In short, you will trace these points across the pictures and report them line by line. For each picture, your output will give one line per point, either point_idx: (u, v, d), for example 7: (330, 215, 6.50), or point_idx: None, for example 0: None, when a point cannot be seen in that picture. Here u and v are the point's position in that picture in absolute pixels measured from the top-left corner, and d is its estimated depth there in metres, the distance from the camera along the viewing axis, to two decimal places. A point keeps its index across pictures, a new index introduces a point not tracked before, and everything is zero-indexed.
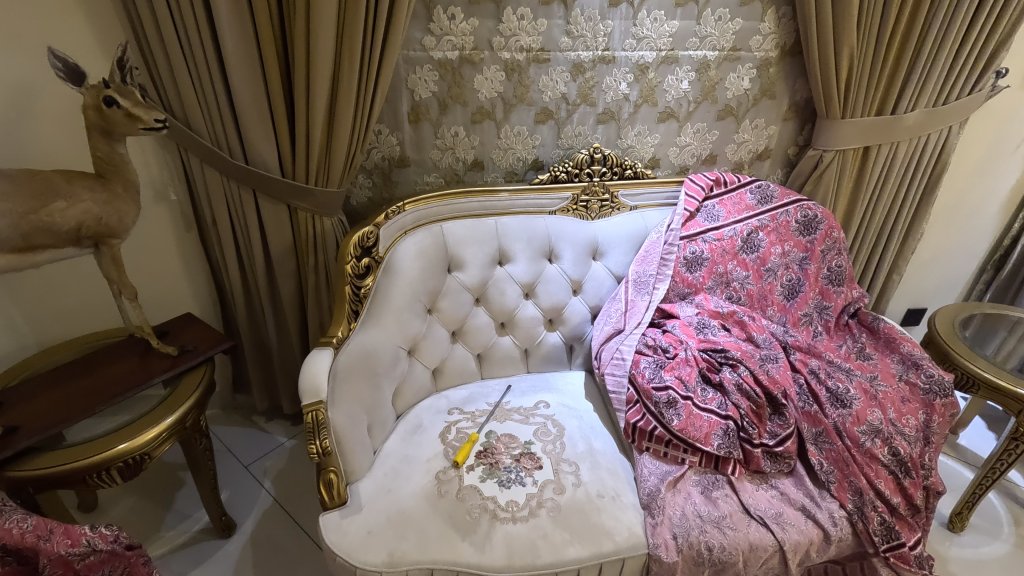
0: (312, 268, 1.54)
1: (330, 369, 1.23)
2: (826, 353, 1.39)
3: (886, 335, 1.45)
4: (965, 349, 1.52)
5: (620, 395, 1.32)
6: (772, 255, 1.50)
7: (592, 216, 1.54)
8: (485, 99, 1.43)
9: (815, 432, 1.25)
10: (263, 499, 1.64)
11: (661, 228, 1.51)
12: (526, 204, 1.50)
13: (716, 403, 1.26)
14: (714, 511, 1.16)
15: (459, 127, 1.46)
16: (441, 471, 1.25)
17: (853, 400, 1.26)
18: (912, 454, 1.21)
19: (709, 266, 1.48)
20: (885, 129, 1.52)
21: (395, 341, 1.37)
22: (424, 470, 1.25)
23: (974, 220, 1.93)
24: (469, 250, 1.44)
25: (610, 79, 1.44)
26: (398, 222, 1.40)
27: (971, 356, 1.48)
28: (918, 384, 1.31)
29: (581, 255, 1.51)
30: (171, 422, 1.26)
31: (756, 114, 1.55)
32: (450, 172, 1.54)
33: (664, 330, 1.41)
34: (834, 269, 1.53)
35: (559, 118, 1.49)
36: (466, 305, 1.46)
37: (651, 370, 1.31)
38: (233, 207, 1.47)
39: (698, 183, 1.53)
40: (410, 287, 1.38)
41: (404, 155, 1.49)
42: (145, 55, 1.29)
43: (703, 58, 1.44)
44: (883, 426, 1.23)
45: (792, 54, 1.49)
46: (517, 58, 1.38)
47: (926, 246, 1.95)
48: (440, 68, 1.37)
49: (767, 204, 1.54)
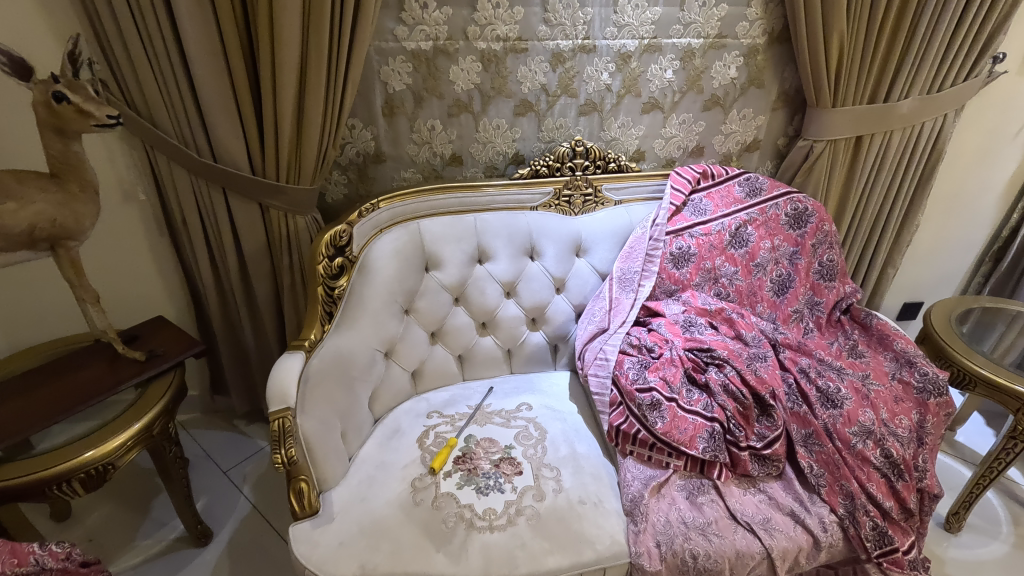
0: (288, 268, 1.49)
1: (302, 374, 1.19)
2: (817, 351, 1.34)
3: (880, 332, 1.39)
4: (962, 345, 1.47)
5: (604, 397, 1.28)
6: (761, 249, 1.47)
7: (575, 211, 1.49)
8: (461, 91, 1.38)
9: (805, 434, 1.19)
10: (242, 506, 1.60)
11: (647, 223, 1.46)
12: (506, 200, 1.45)
13: (701, 404, 1.21)
14: (699, 517, 1.12)
15: (435, 120, 1.41)
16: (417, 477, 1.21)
17: (844, 400, 1.21)
18: (905, 456, 1.16)
19: (696, 262, 1.45)
20: (879, 118, 1.46)
21: (371, 344, 1.33)
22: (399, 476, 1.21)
23: (971, 210, 1.87)
24: (447, 248, 1.40)
25: (591, 68, 1.39)
26: (373, 220, 1.36)
27: (968, 352, 1.43)
28: (912, 383, 1.26)
29: (563, 252, 1.46)
30: (138, 430, 1.21)
31: (744, 103, 1.49)
32: (428, 168, 1.48)
33: (650, 329, 1.37)
34: (825, 263, 1.48)
35: (539, 110, 1.43)
36: (445, 305, 1.42)
37: (635, 370, 1.27)
38: (204, 207, 1.42)
39: (684, 176, 1.49)
40: (385, 288, 1.34)
41: (380, 150, 1.44)
42: (105, 49, 1.24)
43: (687, 46, 1.38)
44: (875, 427, 1.18)
45: (780, 40, 1.43)
46: (494, 47, 1.33)
47: (922, 238, 1.89)
48: (413, 59, 1.32)
49: (756, 197, 1.49)
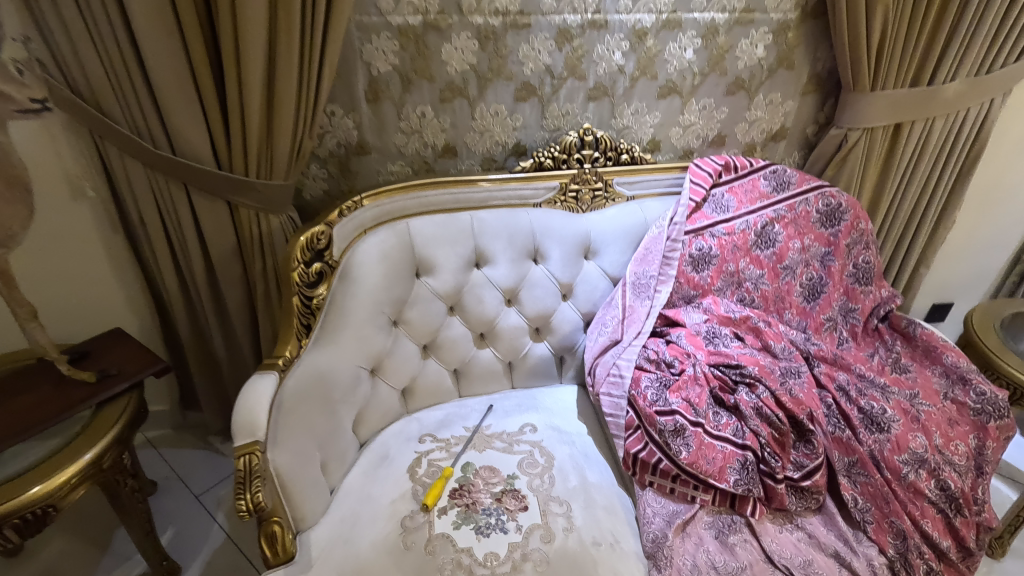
0: (261, 274, 1.33)
1: (274, 398, 1.04)
2: (856, 366, 1.20)
3: (925, 343, 1.25)
4: (999, 347, 1.35)
5: (619, 419, 1.14)
6: (790, 250, 1.32)
7: (583, 209, 1.33)
8: (455, 73, 1.22)
9: (848, 462, 1.05)
10: (215, 535, 1.45)
11: (664, 221, 1.31)
12: (507, 195, 1.29)
13: (731, 430, 1.06)
14: (731, 561, 0.97)
15: (426, 106, 1.25)
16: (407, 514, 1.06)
17: (891, 423, 1.07)
18: (963, 488, 1.02)
19: (718, 264, 1.31)
20: (922, 103, 1.31)
21: (355, 360, 1.18)
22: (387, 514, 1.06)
23: (1007, 205, 1.73)
24: (441, 251, 1.24)
25: (602, 47, 1.23)
26: (356, 220, 1.20)
27: (1003, 354, 1.32)
28: (967, 404, 1.12)
29: (570, 254, 1.30)
30: (89, 461, 1.05)
31: (771, 87, 1.33)
32: (418, 160, 1.32)
33: (668, 341, 1.22)
34: (861, 266, 1.33)
35: (542, 94, 1.27)
36: (439, 315, 1.26)
37: (654, 390, 1.12)
38: (164, 206, 1.25)
39: (705, 168, 1.33)
40: (370, 297, 1.18)
41: (363, 140, 1.27)
42: (39, 23, 1.06)
43: (711, 22, 1.22)
44: (929, 455, 1.04)
45: (815, 15, 1.26)
46: (492, 23, 1.17)
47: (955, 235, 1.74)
48: (400, 36, 1.15)
49: (784, 191, 1.34)
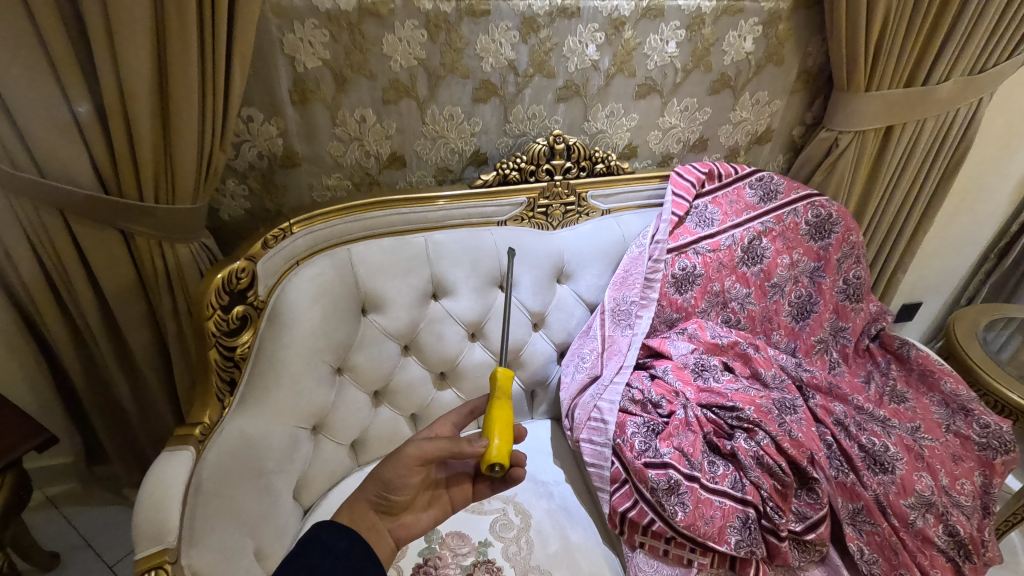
0: (170, 313, 1.09)
1: (191, 479, 0.85)
2: (853, 397, 1.11)
3: (921, 367, 1.18)
4: (973, 348, 1.33)
5: (603, 471, 1.01)
6: (779, 266, 1.21)
7: (553, 225, 1.17)
8: (400, 69, 1.01)
9: (853, 509, 0.96)
10: None
11: (643, 239, 1.17)
12: (466, 213, 1.10)
13: (728, 482, 0.95)
14: None
15: (366, 109, 1.04)
16: (377, 501, 0.73)
17: (895, 462, 0.99)
18: (972, 531, 0.95)
19: (702, 284, 1.17)
20: (916, 103, 1.20)
21: (292, 420, 0.99)
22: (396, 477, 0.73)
23: (996, 204, 1.60)
24: (391, 283, 1.05)
25: (573, 39, 1.05)
26: (286, 250, 0.99)
27: (974, 350, 1.32)
28: (970, 437, 1.05)
29: (542, 279, 1.14)
30: None
31: (757, 85, 1.19)
32: (359, 173, 1.11)
33: (654, 376, 1.09)
34: (851, 281, 1.24)
35: (505, 94, 1.08)
36: (392, 358, 1.08)
37: (643, 438, 1.00)
38: (34, 235, 0.99)
39: (687, 177, 1.19)
40: (307, 345, 0.98)
41: (290, 149, 1.05)
42: None
43: (697, 10, 1.06)
44: (936, 497, 0.96)
45: (809, 4, 1.12)
46: (443, 9, 0.97)
47: (944, 234, 1.62)
48: (331, 24, 0.93)
49: (771, 202, 1.22)
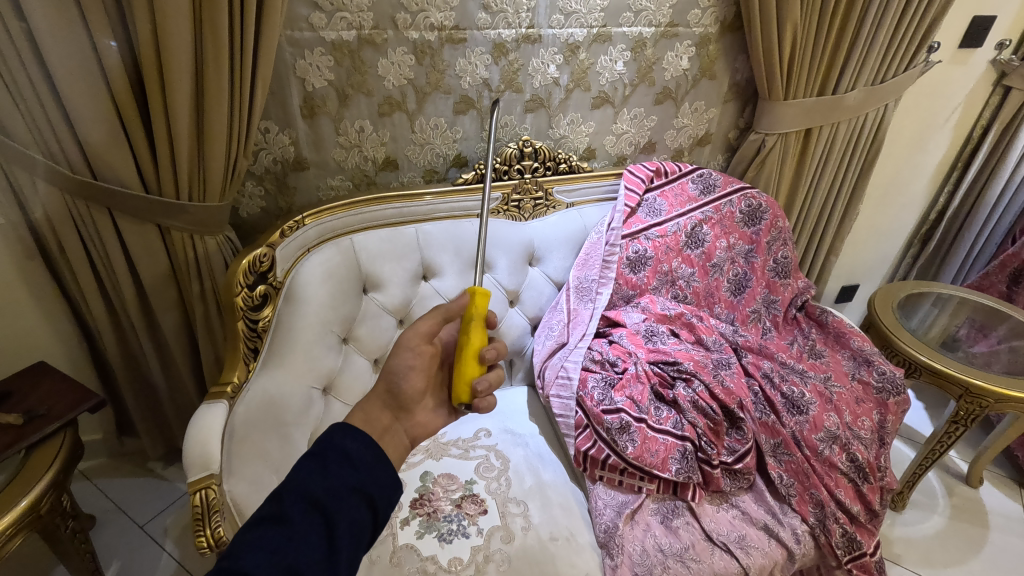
0: (198, 297, 1.28)
1: (226, 426, 1.01)
2: (778, 354, 1.32)
3: (836, 329, 1.41)
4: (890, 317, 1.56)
5: (569, 419, 1.19)
6: (718, 249, 1.42)
7: (525, 216, 1.37)
8: (393, 87, 1.21)
9: (773, 444, 1.17)
10: (164, 563, 1.38)
11: (601, 228, 1.38)
12: (450, 207, 1.32)
13: (671, 422, 1.15)
14: (676, 543, 1.06)
15: (364, 121, 1.23)
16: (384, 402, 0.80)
17: (809, 405, 1.20)
18: (869, 458, 1.17)
19: (653, 265, 1.37)
20: (828, 109, 1.42)
21: (308, 381, 1.17)
22: (405, 379, 0.82)
23: (913, 196, 1.84)
24: (388, 266, 1.25)
25: (537, 61, 1.26)
26: (299, 239, 1.18)
27: (890, 318, 1.54)
28: (871, 383, 1.28)
29: (515, 262, 1.34)
30: (27, 506, 0.97)
31: (695, 96, 1.41)
32: (359, 174, 1.31)
33: (611, 341, 1.30)
34: (780, 260, 1.46)
35: (481, 107, 1.29)
36: (389, 329, 1.29)
37: (601, 390, 1.19)
38: (86, 229, 1.18)
39: (638, 175, 1.40)
40: (318, 319, 1.17)
41: (301, 156, 1.24)
42: None
43: (638, 35, 1.28)
44: (840, 431, 1.17)
45: (733, 29, 1.35)
46: (428, 38, 1.17)
47: (870, 223, 1.85)
48: (335, 51, 1.13)
49: (710, 194, 1.44)
